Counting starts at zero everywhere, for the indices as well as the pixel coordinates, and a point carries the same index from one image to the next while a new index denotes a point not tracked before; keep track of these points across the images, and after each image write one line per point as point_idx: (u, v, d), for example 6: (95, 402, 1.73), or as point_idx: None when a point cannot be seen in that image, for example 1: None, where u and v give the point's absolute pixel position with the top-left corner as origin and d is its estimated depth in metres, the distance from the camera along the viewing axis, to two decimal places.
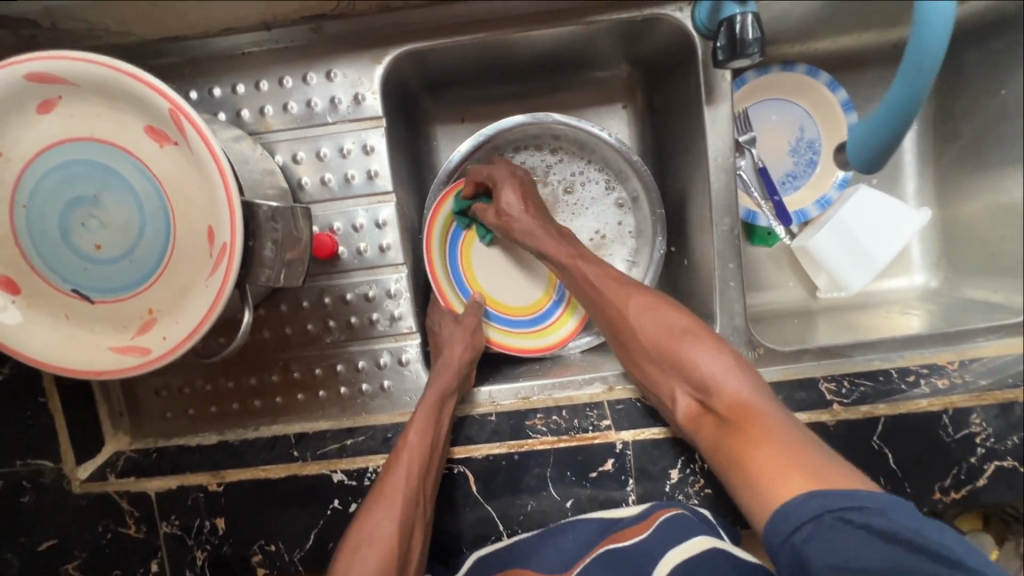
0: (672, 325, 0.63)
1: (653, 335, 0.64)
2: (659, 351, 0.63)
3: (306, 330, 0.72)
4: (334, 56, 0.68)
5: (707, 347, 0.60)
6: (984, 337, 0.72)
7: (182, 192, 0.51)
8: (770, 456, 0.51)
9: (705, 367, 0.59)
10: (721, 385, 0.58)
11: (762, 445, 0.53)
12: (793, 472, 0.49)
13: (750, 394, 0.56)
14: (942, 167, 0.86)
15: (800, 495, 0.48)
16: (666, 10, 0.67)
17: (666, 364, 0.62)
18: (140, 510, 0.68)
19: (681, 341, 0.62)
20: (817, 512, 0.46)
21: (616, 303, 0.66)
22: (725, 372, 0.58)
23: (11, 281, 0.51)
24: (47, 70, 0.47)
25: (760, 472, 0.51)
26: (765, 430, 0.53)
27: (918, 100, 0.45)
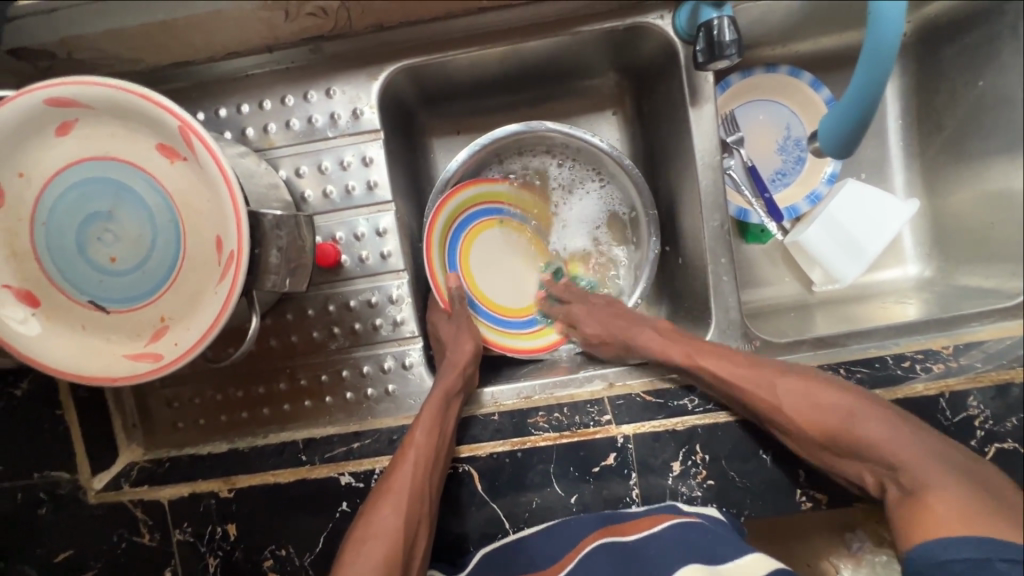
0: (868, 416, 0.62)
1: (802, 410, 0.64)
2: (827, 435, 0.63)
3: (312, 338, 0.74)
4: (333, 74, 0.72)
5: (878, 428, 0.61)
6: (978, 322, 0.73)
7: (192, 205, 0.54)
8: (937, 506, 0.56)
9: (892, 447, 0.60)
10: (901, 456, 0.59)
11: (939, 506, 0.56)
12: (974, 523, 0.54)
13: (902, 450, 0.60)
14: (927, 160, 0.88)
15: (951, 537, 0.54)
16: (648, 18, 0.71)
17: (829, 437, 0.63)
18: (153, 518, 0.69)
19: (849, 422, 0.62)
20: (983, 556, 0.52)
21: (763, 380, 0.66)
22: (903, 445, 0.60)
23: (31, 294, 0.54)
24: (65, 94, 0.51)
25: (924, 514, 0.56)
26: (937, 495, 0.57)
27: (881, 86, 0.48)
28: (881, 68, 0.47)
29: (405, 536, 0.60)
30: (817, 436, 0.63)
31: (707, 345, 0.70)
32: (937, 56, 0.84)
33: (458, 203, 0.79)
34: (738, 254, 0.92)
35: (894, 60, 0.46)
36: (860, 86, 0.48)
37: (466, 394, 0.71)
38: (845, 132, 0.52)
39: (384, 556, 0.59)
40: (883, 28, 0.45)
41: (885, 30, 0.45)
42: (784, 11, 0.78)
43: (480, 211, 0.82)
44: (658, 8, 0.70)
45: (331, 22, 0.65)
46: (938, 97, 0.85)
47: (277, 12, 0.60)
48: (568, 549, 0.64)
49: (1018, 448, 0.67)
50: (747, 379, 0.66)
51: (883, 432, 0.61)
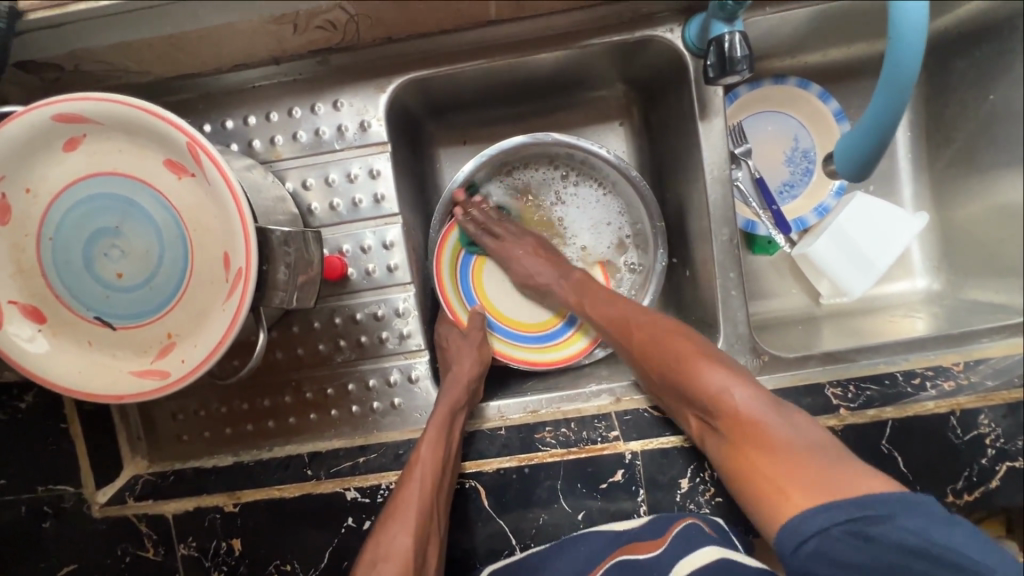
0: (717, 377, 0.61)
1: (671, 368, 0.64)
2: (711, 405, 0.60)
3: (317, 350, 0.74)
4: (340, 86, 0.71)
5: (740, 391, 0.59)
6: (988, 338, 0.72)
7: (199, 221, 0.53)
8: (788, 475, 0.53)
9: (711, 388, 0.60)
10: (728, 403, 0.59)
11: (787, 479, 0.53)
12: (816, 488, 0.51)
13: (758, 416, 0.57)
14: (936, 173, 0.88)
15: (816, 507, 0.50)
16: (657, 31, 0.70)
17: (685, 395, 0.63)
18: (157, 532, 0.69)
19: (726, 400, 0.59)
20: (825, 525, 0.49)
21: (670, 354, 0.64)
22: (752, 404, 0.58)
23: (37, 310, 0.54)
24: (72, 111, 0.50)
25: (775, 489, 0.54)
26: (779, 450, 0.55)
27: (899, 113, 0.47)
28: (899, 95, 0.46)
29: (413, 557, 0.60)
30: (681, 394, 0.63)
31: (633, 320, 0.70)
32: (947, 69, 0.83)
33: (462, 228, 0.80)
34: (746, 266, 0.92)
35: (914, 87, 0.46)
36: (877, 112, 0.48)
37: (470, 408, 0.71)
38: (859, 158, 0.51)
39: None
40: (903, 55, 0.45)
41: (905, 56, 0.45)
42: (794, 24, 0.78)
43: (485, 230, 0.83)
44: (668, 21, 0.70)
45: (338, 35, 0.65)
46: (947, 110, 0.85)
47: (284, 25, 0.60)
48: (585, 566, 0.63)
49: None
50: (657, 348, 0.66)
51: (760, 403, 0.58)
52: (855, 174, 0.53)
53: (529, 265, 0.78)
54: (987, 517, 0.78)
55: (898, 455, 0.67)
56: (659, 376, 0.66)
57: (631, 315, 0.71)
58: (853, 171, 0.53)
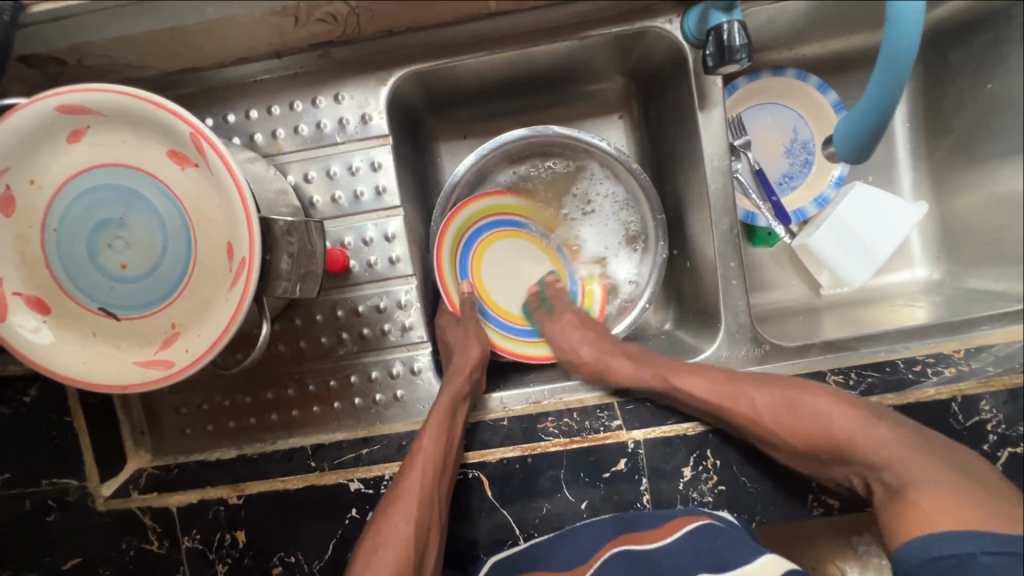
0: (848, 415, 0.63)
1: (763, 416, 0.65)
2: (810, 439, 0.64)
3: (320, 343, 0.74)
4: (341, 80, 0.72)
5: (844, 418, 0.63)
6: (988, 325, 0.72)
7: (203, 211, 0.53)
8: (926, 501, 0.57)
9: (836, 427, 0.63)
10: (878, 452, 0.61)
11: (925, 503, 0.57)
12: (961, 514, 0.55)
13: (880, 443, 0.61)
14: (935, 162, 0.88)
15: (947, 533, 0.54)
16: (656, 22, 0.70)
17: (810, 445, 0.64)
18: (161, 525, 0.69)
19: (823, 421, 0.64)
20: (971, 551, 0.52)
21: (737, 392, 0.66)
22: (874, 429, 0.61)
23: (42, 301, 0.54)
24: (76, 101, 0.50)
25: (918, 516, 0.56)
26: (916, 476, 0.59)
27: (898, 94, 0.48)
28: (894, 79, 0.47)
29: (414, 545, 0.60)
30: (801, 447, 0.64)
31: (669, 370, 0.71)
32: (944, 59, 0.83)
33: (462, 222, 0.79)
34: (746, 258, 0.92)
35: (911, 67, 0.46)
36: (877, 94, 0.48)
37: (473, 398, 0.71)
38: (860, 141, 0.52)
39: (395, 563, 0.59)
40: (900, 34, 0.45)
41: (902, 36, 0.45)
42: (792, 14, 0.78)
43: (489, 223, 0.83)
44: (667, 12, 0.70)
45: (340, 28, 0.65)
46: (945, 100, 0.85)
47: (287, 18, 0.60)
48: (584, 559, 0.64)
49: None
50: (723, 394, 0.66)
51: (862, 424, 0.62)
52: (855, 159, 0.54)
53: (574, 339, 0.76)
54: None
55: None
56: (793, 440, 0.65)
57: (772, 402, 0.65)
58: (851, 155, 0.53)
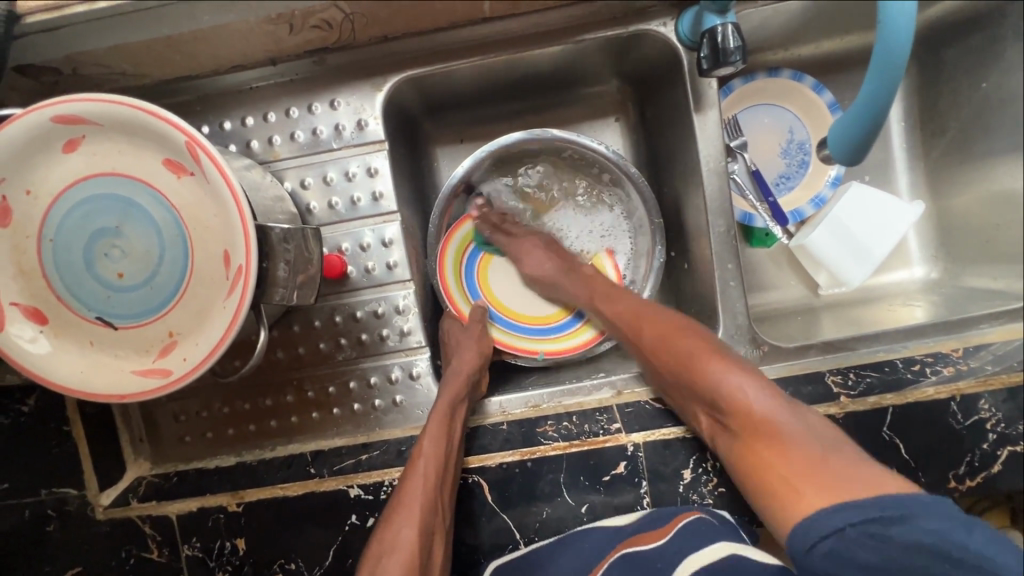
0: (770, 402, 0.55)
1: (670, 361, 0.63)
2: (687, 377, 0.61)
3: (319, 349, 0.74)
4: (337, 86, 0.72)
5: (761, 397, 0.55)
6: (987, 324, 0.72)
7: (200, 219, 0.53)
8: (790, 467, 0.51)
9: (723, 387, 0.57)
10: (739, 401, 0.56)
11: (790, 459, 0.52)
12: (814, 481, 0.50)
13: (774, 410, 0.55)
14: (931, 161, 0.88)
15: (829, 507, 0.48)
16: (650, 25, 0.71)
17: (698, 395, 0.60)
18: (161, 533, 0.69)
19: (688, 360, 0.61)
20: (841, 526, 0.46)
21: (638, 318, 0.68)
22: (787, 420, 0.54)
23: (39, 311, 0.54)
24: (72, 112, 0.51)
25: (767, 469, 0.53)
26: (784, 445, 0.53)
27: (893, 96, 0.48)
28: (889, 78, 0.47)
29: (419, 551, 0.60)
30: (738, 426, 0.56)
31: (643, 315, 0.68)
32: (938, 59, 0.83)
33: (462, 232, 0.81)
34: (744, 259, 0.92)
35: (904, 69, 0.46)
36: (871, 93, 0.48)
37: (471, 401, 0.71)
38: (853, 146, 0.53)
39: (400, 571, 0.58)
40: (895, 33, 0.45)
41: (897, 34, 0.45)
42: (787, 16, 0.78)
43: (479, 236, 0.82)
44: (661, 15, 0.70)
45: (335, 35, 0.65)
46: (941, 100, 0.85)
47: (281, 25, 0.60)
48: (588, 563, 0.63)
49: None
50: (659, 335, 0.65)
51: (753, 385, 0.56)
52: (847, 160, 0.54)
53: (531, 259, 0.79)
54: (988, 511, 0.81)
55: (898, 442, 0.67)
56: (674, 380, 0.63)
57: (633, 306, 0.70)
58: (844, 156, 0.53)
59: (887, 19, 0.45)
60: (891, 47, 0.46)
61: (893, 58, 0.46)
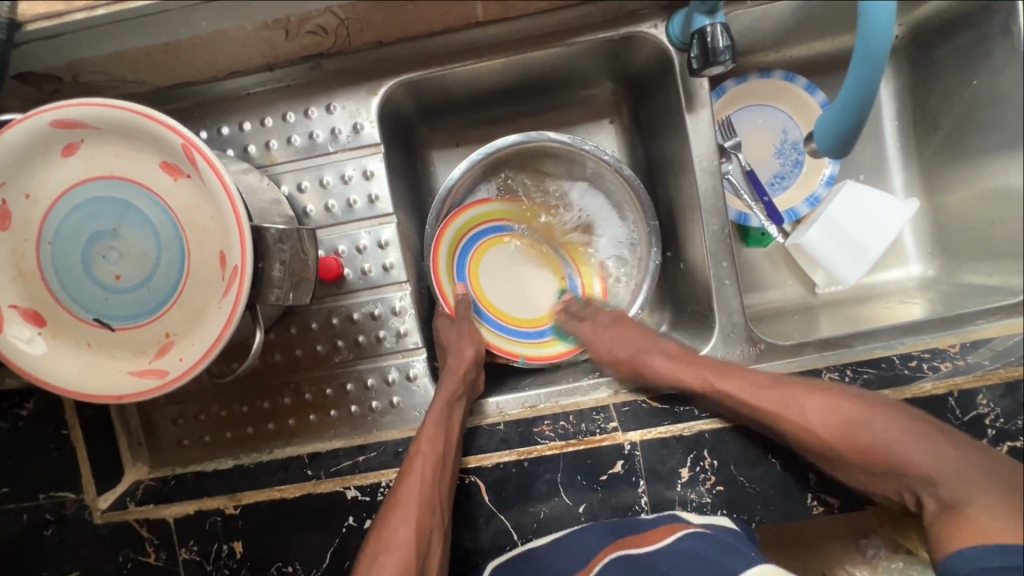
0: (879, 423, 0.63)
1: (835, 429, 0.63)
2: (862, 449, 0.63)
3: (316, 351, 0.74)
4: (333, 91, 0.73)
5: (901, 442, 0.62)
6: (984, 320, 0.71)
7: (196, 221, 0.54)
8: (977, 511, 0.57)
9: (919, 463, 0.61)
10: (931, 468, 0.60)
11: (975, 509, 0.58)
12: (1003, 523, 0.56)
13: (937, 467, 0.60)
14: (925, 160, 0.89)
15: (980, 548, 0.56)
16: (642, 27, 0.71)
17: (862, 456, 0.63)
18: (158, 537, 0.69)
19: (889, 440, 0.62)
20: (981, 566, 0.55)
21: (791, 401, 0.65)
22: (940, 452, 0.60)
23: (37, 313, 0.55)
24: (70, 116, 0.51)
25: (963, 526, 0.58)
26: (895, 457, 0.62)
27: (875, 92, 0.48)
28: (872, 75, 0.48)
29: (415, 547, 0.60)
30: (850, 453, 0.64)
31: (758, 381, 0.67)
32: (930, 58, 0.84)
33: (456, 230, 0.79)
34: (740, 259, 0.93)
35: (886, 63, 0.47)
36: (853, 90, 0.49)
37: (469, 399, 0.71)
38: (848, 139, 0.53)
39: (396, 568, 0.59)
40: (875, 30, 0.45)
41: (876, 33, 0.45)
42: (777, 18, 0.79)
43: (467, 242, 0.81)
44: (652, 17, 0.71)
45: (330, 40, 0.66)
46: (933, 98, 0.86)
47: (278, 31, 0.62)
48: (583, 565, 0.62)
49: None
50: (688, 372, 0.69)
51: (938, 451, 0.60)
52: (834, 155, 0.55)
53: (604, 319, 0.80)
54: None
55: None
56: (840, 447, 0.64)
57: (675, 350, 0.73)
58: (828, 152, 0.54)
59: (869, 16, 0.46)
60: (872, 45, 0.46)
61: (875, 54, 0.47)
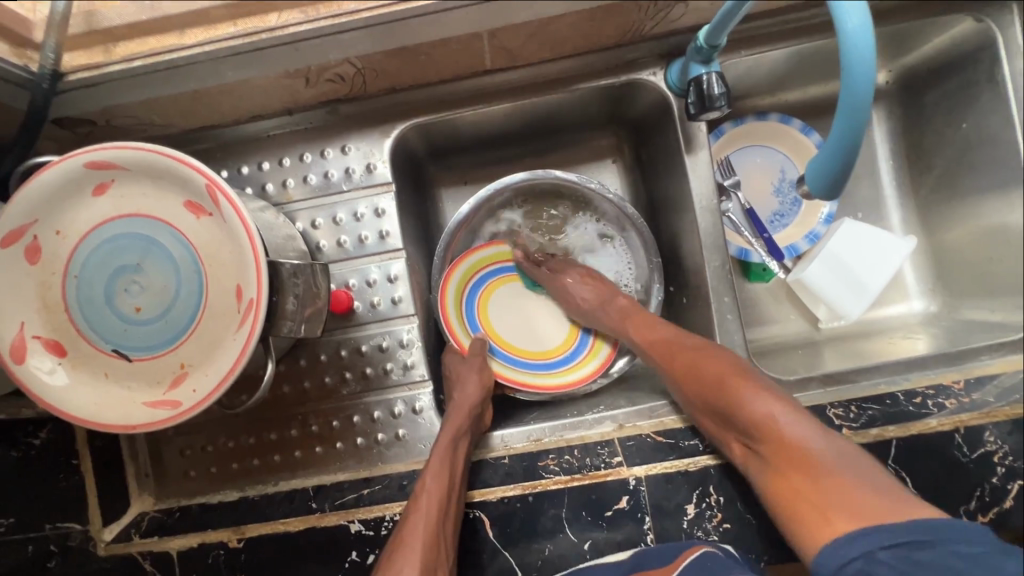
0: (771, 408, 0.61)
1: (699, 390, 0.66)
2: (716, 408, 0.64)
3: (324, 383, 0.76)
4: (348, 133, 0.77)
5: (788, 424, 0.59)
6: (988, 356, 0.72)
7: (215, 256, 0.57)
8: (830, 487, 0.55)
9: (787, 434, 0.59)
10: (781, 433, 0.59)
11: (824, 495, 0.55)
12: (852, 506, 0.53)
13: (808, 443, 0.58)
14: (921, 199, 0.91)
15: (856, 532, 0.52)
16: (641, 75, 0.75)
17: (717, 414, 0.65)
18: (161, 571, 0.68)
19: (731, 392, 0.63)
20: (870, 548, 0.50)
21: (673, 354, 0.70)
22: (807, 433, 0.59)
23: (59, 344, 0.57)
24: (103, 158, 0.55)
25: (810, 506, 0.55)
26: (826, 471, 0.56)
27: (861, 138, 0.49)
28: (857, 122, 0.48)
29: None
30: (708, 410, 0.66)
31: (677, 344, 0.71)
32: (921, 102, 0.87)
33: (464, 271, 0.83)
34: (742, 294, 0.94)
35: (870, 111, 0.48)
36: (840, 135, 0.50)
37: (475, 432, 0.72)
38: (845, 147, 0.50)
39: None
40: (857, 79, 0.47)
41: (858, 82, 0.47)
42: (771, 66, 0.83)
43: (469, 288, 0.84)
44: (651, 66, 0.75)
45: (347, 87, 0.71)
46: (926, 140, 0.88)
47: (298, 79, 0.66)
48: None
49: None
50: (660, 351, 0.72)
51: (801, 427, 0.59)
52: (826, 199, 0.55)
53: (576, 290, 0.81)
54: None
55: (904, 475, 0.66)
56: (702, 405, 0.66)
57: (669, 335, 0.73)
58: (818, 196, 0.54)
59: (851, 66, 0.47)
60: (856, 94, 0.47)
61: (859, 102, 0.48)
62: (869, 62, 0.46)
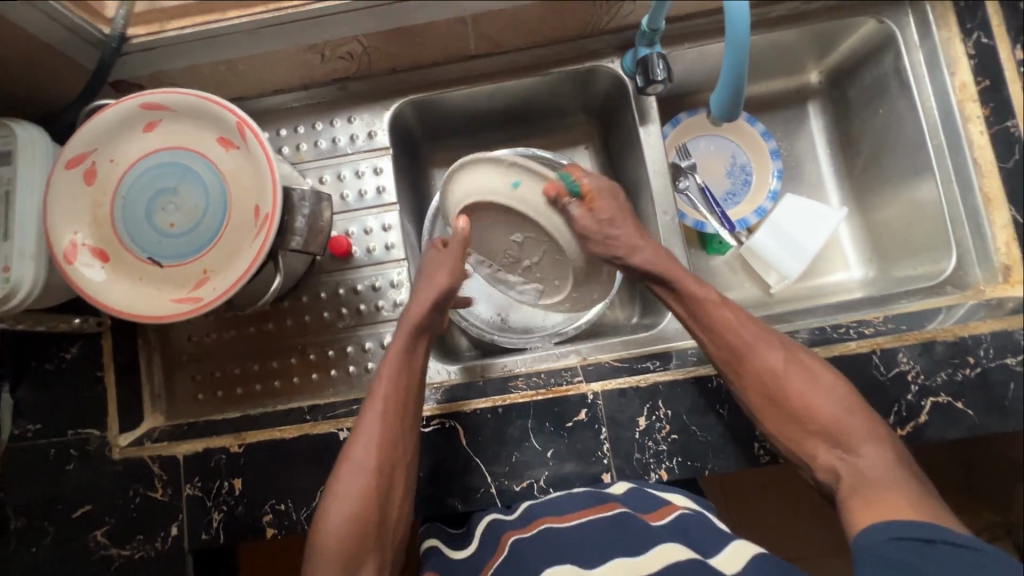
0: (846, 411, 0.68)
1: (768, 372, 0.71)
2: (778, 385, 0.71)
3: (322, 317, 0.86)
4: (354, 106, 0.90)
5: (869, 436, 0.66)
6: (907, 299, 0.84)
7: (240, 182, 0.69)
8: (884, 493, 0.62)
9: (873, 452, 0.65)
10: (870, 453, 0.65)
11: (875, 493, 0.62)
12: (901, 506, 0.60)
13: (884, 465, 0.64)
14: (855, 179, 1.03)
15: (880, 523, 0.59)
16: (602, 62, 0.90)
17: (772, 394, 0.71)
18: (167, 474, 0.76)
19: (792, 384, 0.70)
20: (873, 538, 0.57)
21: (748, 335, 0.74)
22: (870, 442, 0.66)
23: (103, 251, 0.68)
24: (154, 100, 0.68)
25: (865, 502, 0.62)
26: (885, 484, 0.63)
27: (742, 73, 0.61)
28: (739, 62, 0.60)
29: (377, 472, 0.67)
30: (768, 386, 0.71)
31: (757, 329, 0.75)
32: (846, 96, 1.01)
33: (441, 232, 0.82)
34: (702, 263, 1.05)
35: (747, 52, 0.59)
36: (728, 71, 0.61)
37: (430, 337, 0.78)
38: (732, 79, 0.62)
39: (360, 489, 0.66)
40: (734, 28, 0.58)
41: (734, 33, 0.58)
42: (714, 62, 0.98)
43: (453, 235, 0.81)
44: (610, 55, 0.90)
45: (355, 65, 0.85)
46: (853, 126, 1.01)
47: (315, 54, 0.81)
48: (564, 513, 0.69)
49: (951, 401, 0.74)
50: (740, 326, 0.74)
51: (879, 448, 0.66)
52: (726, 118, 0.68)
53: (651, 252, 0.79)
54: None
55: None
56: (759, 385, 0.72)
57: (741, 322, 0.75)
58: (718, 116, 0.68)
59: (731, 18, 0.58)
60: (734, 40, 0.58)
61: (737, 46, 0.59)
62: (741, 18, 0.57)
